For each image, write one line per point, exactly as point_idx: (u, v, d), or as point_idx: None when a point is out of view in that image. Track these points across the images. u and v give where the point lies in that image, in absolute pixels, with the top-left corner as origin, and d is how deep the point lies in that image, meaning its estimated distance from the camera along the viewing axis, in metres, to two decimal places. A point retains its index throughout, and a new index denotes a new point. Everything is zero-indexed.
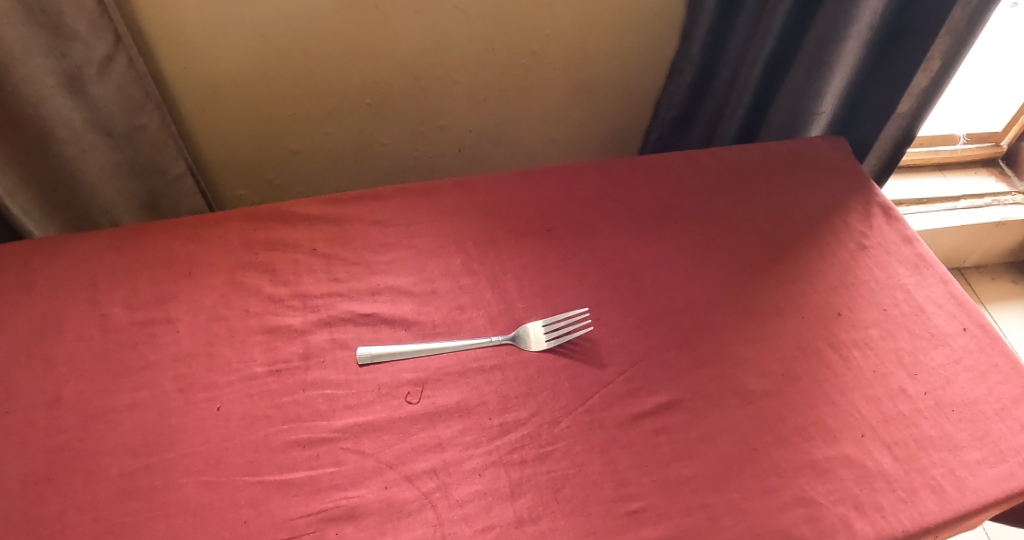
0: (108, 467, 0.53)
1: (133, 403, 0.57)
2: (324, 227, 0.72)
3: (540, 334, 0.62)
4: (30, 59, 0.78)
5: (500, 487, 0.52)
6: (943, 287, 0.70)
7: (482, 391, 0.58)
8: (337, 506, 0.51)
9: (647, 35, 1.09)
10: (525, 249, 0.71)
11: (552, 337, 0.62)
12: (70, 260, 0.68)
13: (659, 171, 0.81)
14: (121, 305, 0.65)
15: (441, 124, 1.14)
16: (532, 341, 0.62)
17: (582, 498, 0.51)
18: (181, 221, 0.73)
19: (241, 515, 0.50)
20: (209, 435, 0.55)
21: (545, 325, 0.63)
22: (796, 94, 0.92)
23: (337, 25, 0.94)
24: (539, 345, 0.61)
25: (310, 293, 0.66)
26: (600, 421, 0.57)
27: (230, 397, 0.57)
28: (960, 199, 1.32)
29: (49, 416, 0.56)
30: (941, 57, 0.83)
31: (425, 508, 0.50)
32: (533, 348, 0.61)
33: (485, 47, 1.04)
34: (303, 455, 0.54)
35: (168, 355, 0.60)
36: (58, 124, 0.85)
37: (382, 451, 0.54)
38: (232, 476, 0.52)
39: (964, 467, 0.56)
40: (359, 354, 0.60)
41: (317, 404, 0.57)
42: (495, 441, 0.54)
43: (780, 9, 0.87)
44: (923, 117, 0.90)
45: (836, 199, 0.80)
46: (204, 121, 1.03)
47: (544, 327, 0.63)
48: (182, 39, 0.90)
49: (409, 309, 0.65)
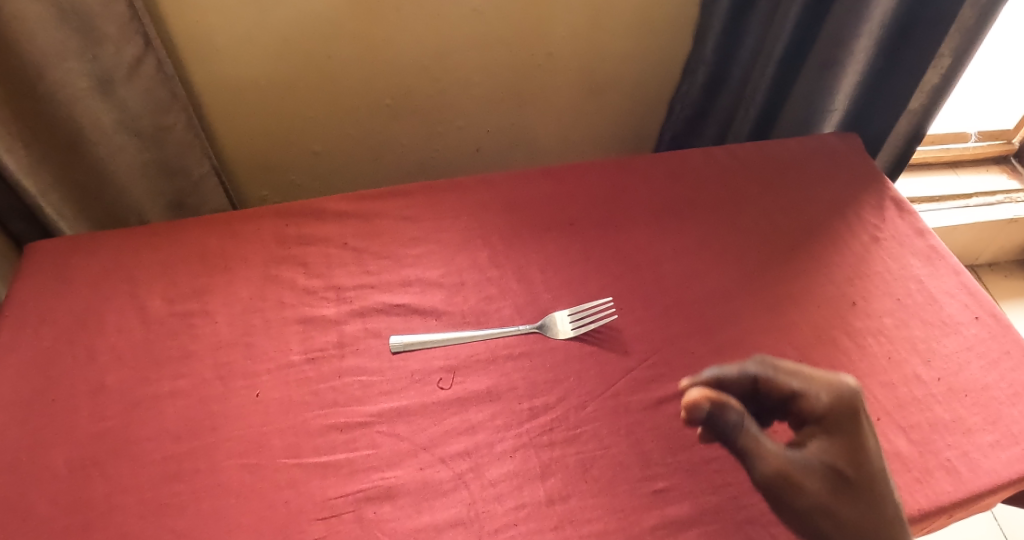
0: (153, 450, 0.55)
1: (175, 390, 0.59)
2: (354, 222, 0.74)
3: (566, 322, 0.64)
4: (63, 62, 0.82)
5: (530, 468, 0.54)
6: (956, 278, 0.72)
7: (512, 377, 0.60)
8: (374, 486, 0.53)
9: (659, 37, 1.12)
10: (549, 242, 0.73)
11: (578, 326, 0.64)
12: (110, 255, 0.71)
13: (676, 168, 0.83)
14: (159, 298, 0.67)
15: (459, 125, 1.16)
16: (559, 330, 0.64)
17: (609, 478, 0.54)
18: (215, 217, 0.75)
19: (283, 495, 0.52)
20: (250, 420, 0.57)
21: (571, 315, 0.65)
22: (809, 92, 0.94)
23: (355, 27, 0.97)
24: (565, 333, 0.64)
25: (342, 285, 0.68)
26: (625, 405, 0.59)
27: (269, 384, 0.60)
28: (972, 197, 1.34)
29: (93, 403, 0.58)
30: (951, 53, 0.83)
31: (459, 487, 0.53)
32: (560, 336, 0.63)
33: (500, 49, 1.06)
34: (341, 439, 0.56)
35: (206, 345, 0.63)
36: (89, 125, 0.89)
37: (416, 435, 0.56)
38: (272, 459, 0.55)
39: (977, 449, 0.58)
40: (392, 342, 0.62)
41: (352, 390, 0.59)
42: (525, 425, 0.57)
43: (792, 10, 0.89)
44: (934, 113, 0.90)
45: (850, 193, 0.82)
46: (227, 122, 1.05)
47: (570, 317, 0.65)
48: (209, 41, 0.93)
49: (438, 300, 0.67)
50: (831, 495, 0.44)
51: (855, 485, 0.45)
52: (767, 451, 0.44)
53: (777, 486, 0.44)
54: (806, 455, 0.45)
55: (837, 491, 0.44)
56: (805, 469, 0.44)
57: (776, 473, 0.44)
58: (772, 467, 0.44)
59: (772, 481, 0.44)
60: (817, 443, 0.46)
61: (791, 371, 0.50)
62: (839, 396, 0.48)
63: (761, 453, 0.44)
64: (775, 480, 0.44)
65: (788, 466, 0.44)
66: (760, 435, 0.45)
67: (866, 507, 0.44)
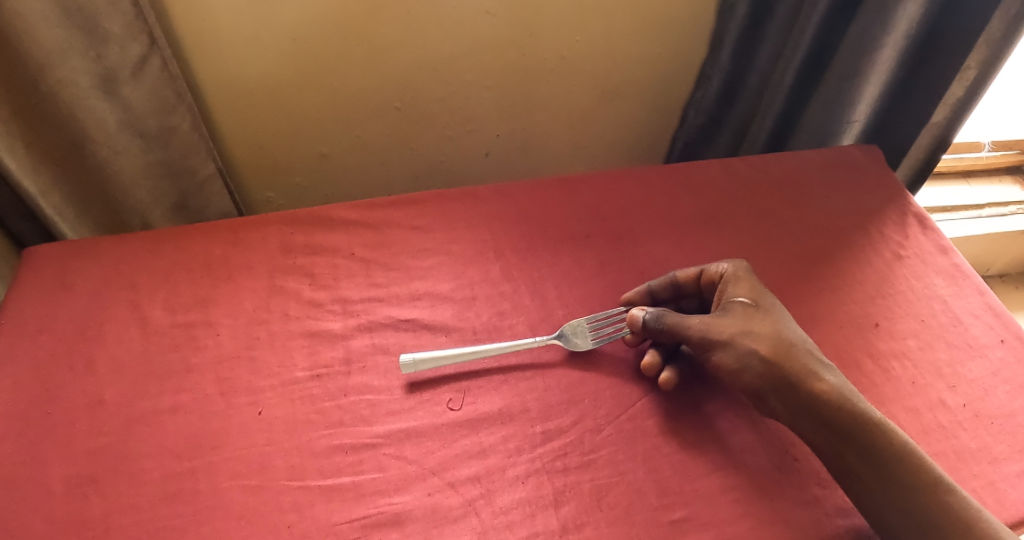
0: (152, 469, 0.53)
1: (175, 405, 0.57)
2: (362, 232, 0.72)
3: (585, 334, 0.62)
4: (66, 61, 0.80)
5: (544, 495, 0.52)
6: (980, 298, 0.70)
7: (525, 398, 0.58)
8: (381, 511, 0.51)
9: (675, 43, 1.09)
10: (564, 256, 0.71)
11: (597, 338, 0.62)
12: (110, 262, 0.69)
13: (694, 180, 0.81)
14: (161, 307, 0.65)
15: (469, 129, 1.14)
16: (578, 342, 0.62)
17: (625, 507, 0.51)
18: (219, 224, 0.73)
19: (286, 519, 0.50)
20: (253, 438, 0.55)
21: (590, 326, 0.63)
22: (829, 102, 0.93)
23: (365, 28, 0.95)
24: (587, 345, 0.62)
25: (349, 298, 0.66)
26: (641, 429, 0.57)
27: (273, 402, 0.58)
28: (984, 208, 1.28)
29: (91, 418, 0.56)
30: (977, 67, 0.80)
31: (469, 514, 0.51)
32: (579, 348, 0.62)
33: (513, 52, 1.04)
34: (347, 460, 0.54)
35: (209, 358, 0.61)
36: (91, 126, 0.87)
37: (425, 458, 0.54)
38: (276, 480, 0.52)
39: (1005, 479, 0.55)
40: (404, 362, 0.59)
41: (359, 409, 0.57)
42: (538, 448, 0.55)
43: (814, 18, 0.87)
44: (959, 125, 0.86)
45: (872, 209, 0.80)
46: (233, 123, 1.03)
47: (589, 329, 0.63)
48: (216, 41, 0.91)
49: (449, 315, 0.65)
50: (765, 359, 0.54)
51: (789, 355, 0.54)
52: (702, 325, 0.57)
53: (707, 346, 0.57)
54: (744, 330, 0.56)
55: (771, 356, 0.54)
56: (740, 337, 0.56)
57: (710, 337, 0.56)
58: (710, 335, 0.56)
59: (706, 344, 0.57)
60: (755, 323, 0.56)
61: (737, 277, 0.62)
62: (763, 291, 0.60)
63: (696, 327, 0.57)
64: (708, 342, 0.57)
65: (721, 334, 0.56)
66: (703, 318, 0.58)
67: (800, 369, 0.53)
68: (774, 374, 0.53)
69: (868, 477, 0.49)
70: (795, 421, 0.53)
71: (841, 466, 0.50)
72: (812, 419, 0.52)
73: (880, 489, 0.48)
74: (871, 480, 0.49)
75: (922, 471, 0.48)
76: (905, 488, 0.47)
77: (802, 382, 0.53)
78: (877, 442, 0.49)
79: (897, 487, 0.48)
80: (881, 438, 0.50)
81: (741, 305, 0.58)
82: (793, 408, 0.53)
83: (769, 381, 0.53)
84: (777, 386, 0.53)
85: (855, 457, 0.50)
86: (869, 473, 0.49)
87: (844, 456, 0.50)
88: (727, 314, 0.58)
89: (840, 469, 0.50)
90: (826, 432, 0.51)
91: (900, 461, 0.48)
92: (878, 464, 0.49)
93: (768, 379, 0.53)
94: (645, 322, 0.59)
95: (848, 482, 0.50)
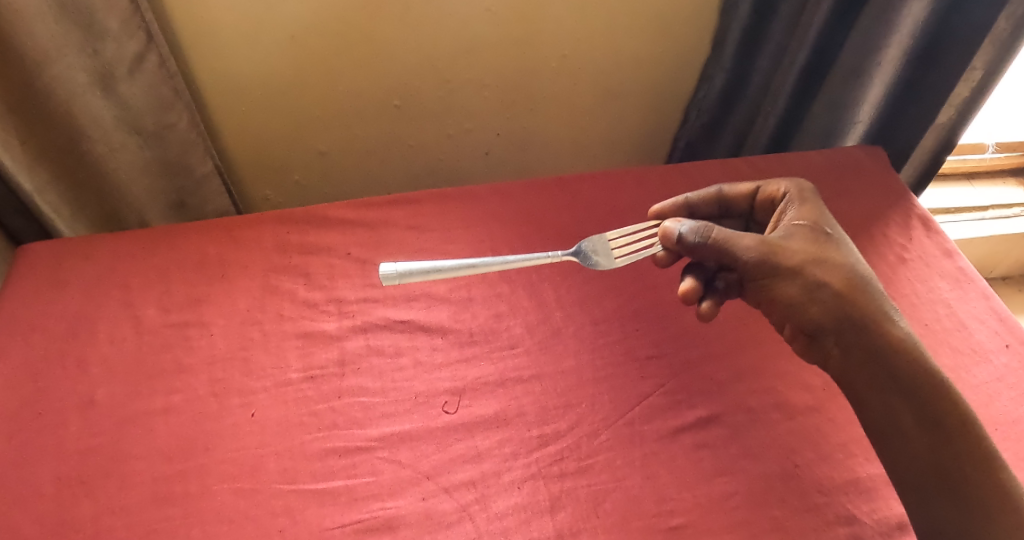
0: (142, 471, 0.52)
1: (167, 406, 0.56)
2: (358, 232, 0.72)
3: (610, 254, 0.62)
4: (62, 57, 0.79)
5: (540, 501, 0.51)
6: (985, 302, 0.69)
7: (521, 401, 0.57)
8: (373, 516, 0.50)
9: (677, 42, 1.08)
10: (562, 257, 0.70)
11: (621, 257, 0.62)
12: (104, 260, 0.68)
13: (694, 181, 0.80)
14: (154, 307, 0.64)
15: (469, 127, 1.13)
16: (601, 261, 0.62)
17: (622, 513, 0.51)
18: (214, 222, 0.72)
19: (277, 524, 0.49)
20: (245, 441, 0.54)
21: (615, 245, 0.63)
22: (833, 101, 0.92)
23: (363, 25, 0.94)
24: (609, 264, 0.62)
25: (344, 298, 0.65)
26: (640, 434, 0.56)
27: (266, 403, 0.57)
28: (988, 209, 1.26)
29: (81, 419, 0.55)
30: (983, 67, 0.79)
31: (464, 520, 0.50)
32: (602, 266, 0.62)
33: (513, 50, 1.03)
34: (339, 464, 0.53)
35: (201, 359, 0.60)
36: (88, 122, 0.86)
37: (419, 462, 0.53)
38: (267, 484, 0.52)
39: None
40: (382, 272, 0.55)
41: (353, 412, 0.56)
42: (534, 453, 0.54)
43: (817, 17, 0.86)
44: (964, 126, 0.85)
45: (876, 210, 0.78)
46: (231, 120, 1.03)
47: (614, 247, 0.62)
48: (214, 37, 0.91)
49: (445, 317, 0.64)
50: (836, 294, 0.51)
51: (861, 295, 0.51)
52: (772, 245, 0.53)
53: (775, 269, 0.52)
54: (816, 259, 0.52)
55: (843, 291, 0.51)
56: (810, 265, 0.52)
57: (775, 262, 0.52)
58: (773, 259, 0.52)
59: (767, 267, 0.52)
60: (826, 253, 0.53)
61: (795, 198, 0.60)
62: (826, 222, 0.58)
63: (756, 247, 0.52)
64: (776, 264, 0.52)
65: (792, 259, 0.52)
66: (763, 239, 0.53)
67: (873, 311, 0.50)
68: (846, 310, 0.50)
69: (923, 442, 0.46)
70: (855, 365, 0.50)
71: (896, 425, 0.47)
72: (875, 365, 0.49)
73: (937, 461, 0.45)
74: (925, 449, 0.46)
75: (979, 442, 0.46)
76: (963, 461, 0.45)
77: (874, 326, 0.50)
78: (942, 407, 0.47)
79: (957, 458, 0.45)
80: (942, 401, 0.47)
81: (808, 231, 0.55)
82: (858, 352, 0.49)
83: (838, 318, 0.50)
84: (846, 326, 0.50)
85: (910, 415, 0.47)
86: (926, 439, 0.46)
87: (900, 417, 0.47)
88: (795, 238, 0.54)
89: (892, 429, 0.48)
90: (888, 385, 0.48)
91: (962, 428, 0.46)
92: (939, 428, 0.46)
93: (836, 315, 0.50)
94: (683, 238, 0.54)
95: (899, 445, 0.47)
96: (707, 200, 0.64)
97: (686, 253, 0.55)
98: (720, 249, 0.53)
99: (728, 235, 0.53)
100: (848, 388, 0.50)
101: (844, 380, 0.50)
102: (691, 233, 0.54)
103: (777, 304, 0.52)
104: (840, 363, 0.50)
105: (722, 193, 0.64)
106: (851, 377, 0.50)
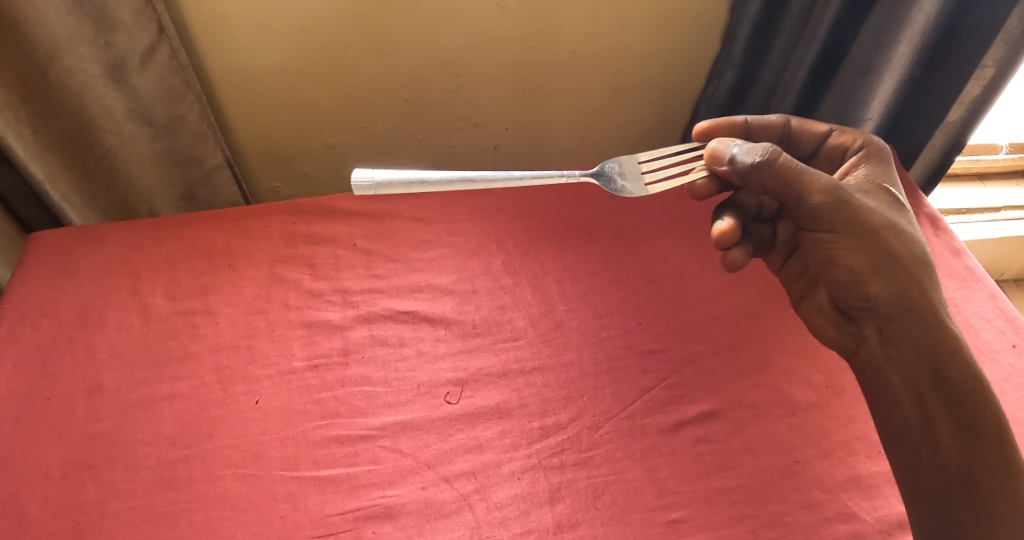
0: (147, 456, 0.53)
1: (172, 393, 0.57)
2: (364, 224, 0.72)
3: (641, 183, 0.57)
4: (75, 47, 0.80)
5: (539, 492, 0.51)
6: (992, 302, 0.69)
7: (522, 393, 0.57)
8: (374, 504, 0.50)
9: (686, 38, 1.08)
10: (566, 251, 0.71)
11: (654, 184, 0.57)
12: (113, 248, 0.69)
13: None
14: (162, 295, 0.65)
15: (477, 122, 1.13)
16: (633, 189, 0.57)
17: (621, 505, 0.51)
18: (221, 213, 0.73)
19: (278, 510, 0.50)
20: (248, 428, 0.55)
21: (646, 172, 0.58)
22: (844, 100, 0.90)
23: (369, 17, 0.94)
24: (639, 190, 0.56)
25: (349, 289, 0.66)
26: (640, 428, 0.56)
27: (270, 391, 0.57)
28: (1001, 210, 1.24)
29: (89, 403, 0.56)
30: (994, 65, 0.77)
31: (463, 509, 0.50)
32: (635, 194, 0.57)
33: (521, 44, 1.03)
34: (341, 452, 0.53)
35: (207, 346, 0.61)
36: (98, 112, 0.87)
37: (419, 451, 0.53)
38: (270, 470, 0.52)
39: None
40: (355, 178, 0.47)
41: (355, 401, 0.57)
42: (535, 444, 0.54)
43: (829, 10, 0.85)
44: (975, 126, 0.84)
45: None
46: (240, 110, 1.03)
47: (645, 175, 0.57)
48: (224, 30, 0.91)
49: (448, 308, 0.64)
50: (904, 276, 0.48)
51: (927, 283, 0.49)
52: (853, 199, 0.49)
53: (847, 227, 0.49)
54: (893, 227, 0.49)
55: (911, 272, 0.49)
56: (886, 233, 0.49)
57: (849, 222, 0.49)
58: (848, 215, 0.48)
59: (836, 224, 0.49)
60: (901, 222, 0.51)
61: (870, 156, 0.60)
62: (896, 188, 0.57)
63: (833, 195, 0.48)
64: (848, 220, 0.48)
65: (872, 220, 0.49)
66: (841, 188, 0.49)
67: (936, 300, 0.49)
68: (909, 293, 0.48)
69: (954, 451, 0.45)
70: (898, 354, 0.49)
71: (927, 430, 0.47)
72: (926, 362, 0.47)
73: (962, 472, 0.45)
74: (954, 459, 0.45)
75: (1008, 454, 0.45)
76: (990, 471, 0.44)
77: (934, 321, 0.48)
78: (977, 415, 0.46)
79: (984, 470, 0.44)
80: (978, 409, 0.46)
81: (883, 195, 0.53)
82: (907, 341, 0.48)
83: (897, 299, 0.48)
84: (903, 311, 0.48)
85: (945, 423, 0.46)
86: (957, 449, 0.45)
87: (935, 422, 0.46)
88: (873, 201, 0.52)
89: (926, 438, 0.46)
90: (928, 385, 0.47)
91: (995, 438, 0.45)
92: (971, 437, 0.45)
93: (896, 297, 0.48)
94: (755, 164, 0.49)
95: (926, 457, 0.46)
96: (768, 129, 0.64)
97: (740, 176, 0.51)
98: (789, 182, 0.48)
99: (804, 169, 0.48)
100: (879, 373, 0.50)
101: (877, 366, 0.50)
102: (750, 154, 0.50)
103: (836, 265, 0.50)
104: (877, 352, 0.50)
105: (790, 126, 0.64)
106: (889, 365, 0.49)
